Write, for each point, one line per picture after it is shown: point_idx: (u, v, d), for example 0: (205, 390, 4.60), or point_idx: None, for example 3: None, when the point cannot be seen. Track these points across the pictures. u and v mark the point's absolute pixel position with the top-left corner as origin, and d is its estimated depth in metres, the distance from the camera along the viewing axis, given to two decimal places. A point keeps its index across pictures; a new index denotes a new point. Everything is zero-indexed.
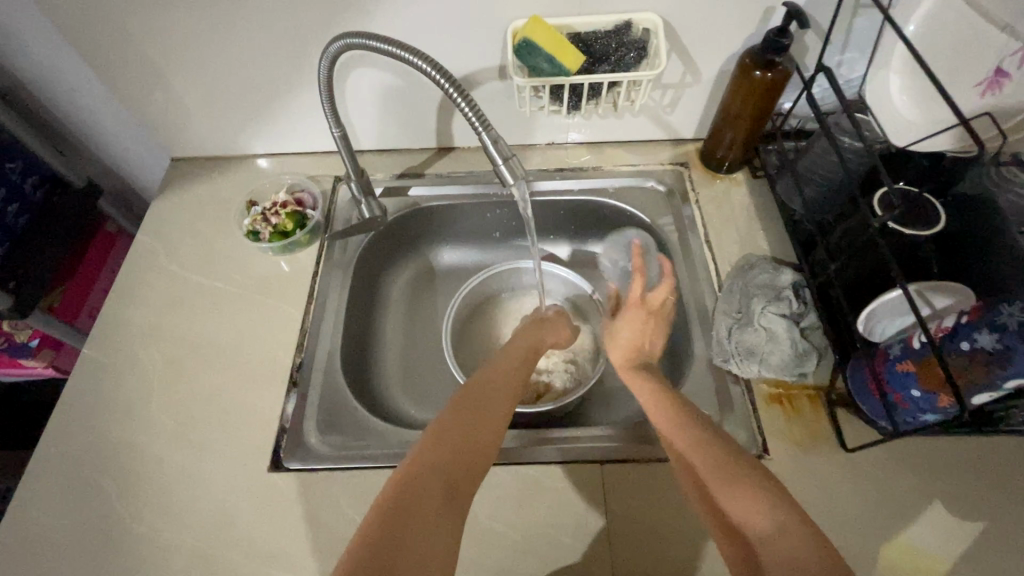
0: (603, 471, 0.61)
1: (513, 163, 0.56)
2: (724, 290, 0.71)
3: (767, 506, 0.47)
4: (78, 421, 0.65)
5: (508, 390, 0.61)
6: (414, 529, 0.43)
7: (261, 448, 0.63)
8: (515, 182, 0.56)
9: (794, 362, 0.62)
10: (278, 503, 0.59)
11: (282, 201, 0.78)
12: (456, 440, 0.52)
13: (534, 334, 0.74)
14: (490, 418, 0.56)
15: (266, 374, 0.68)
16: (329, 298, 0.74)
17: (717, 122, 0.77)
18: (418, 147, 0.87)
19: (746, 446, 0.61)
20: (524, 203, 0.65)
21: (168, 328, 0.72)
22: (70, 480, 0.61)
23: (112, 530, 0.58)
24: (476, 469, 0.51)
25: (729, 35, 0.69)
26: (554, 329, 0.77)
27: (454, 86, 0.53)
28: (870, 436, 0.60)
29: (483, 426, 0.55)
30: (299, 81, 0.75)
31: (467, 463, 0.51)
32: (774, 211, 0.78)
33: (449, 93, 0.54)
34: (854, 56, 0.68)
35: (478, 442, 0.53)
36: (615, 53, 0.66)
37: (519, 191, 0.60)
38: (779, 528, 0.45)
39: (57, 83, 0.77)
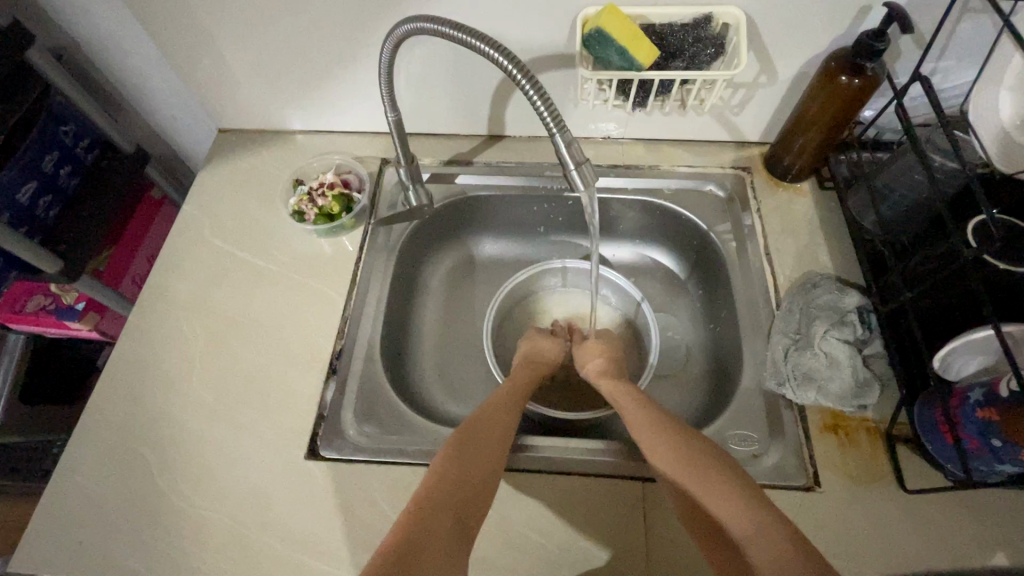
0: (644, 488, 0.59)
1: (586, 168, 0.53)
2: (781, 309, 0.67)
3: (744, 505, 0.48)
4: (122, 389, 0.65)
5: (511, 419, 0.62)
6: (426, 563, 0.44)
7: (298, 433, 0.62)
8: (586, 188, 0.54)
9: (852, 392, 0.59)
10: (315, 490, 0.59)
11: (329, 182, 0.76)
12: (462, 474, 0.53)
13: (538, 354, 0.75)
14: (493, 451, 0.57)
15: (306, 359, 0.67)
16: (370, 285, 0.73)
17: (787, 128, 0.73)
18: (468, 133, 0.84)
19: (795, 476, 0.58)
20: (591, 212, 0.61)
21: (211, 303, 0.71)
22: (113, 448, 0.62)
23: (151, 502, 0.59)
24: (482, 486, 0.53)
25: (817, 34, 0.64)
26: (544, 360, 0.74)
27: (539, 95, 0.49)
28: (931, 477, 0.57)
29: (494, 449, 0.57)
30: (354, 59, 0.72)
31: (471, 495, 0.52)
32: (841, 226, 0.73)
33: (512, 75, 0.50)
34: (952, 64, 0.62)
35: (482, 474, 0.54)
36: (690, 48, 0.61)
37: (586, 199, 0.58)
38: (762, 527, 0.46)
39: (110, 45, 0.75)
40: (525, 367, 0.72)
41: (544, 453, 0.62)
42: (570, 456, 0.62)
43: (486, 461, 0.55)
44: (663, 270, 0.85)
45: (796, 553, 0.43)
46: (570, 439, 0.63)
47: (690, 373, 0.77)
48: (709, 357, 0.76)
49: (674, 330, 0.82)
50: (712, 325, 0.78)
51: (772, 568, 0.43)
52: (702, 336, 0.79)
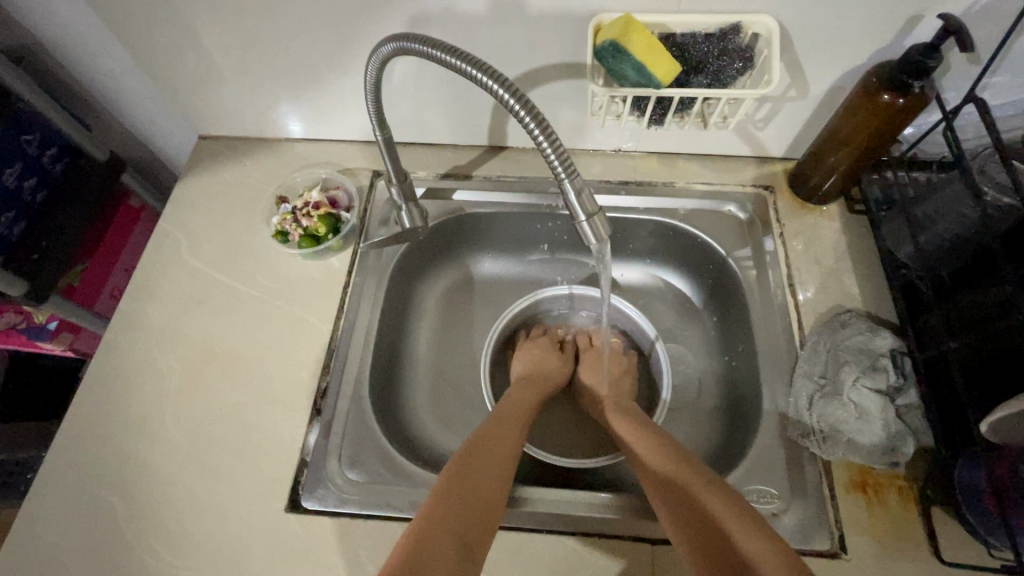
0: (654, 552, 0.54)
1: (597, 220, 0.46)
2: (806, 348, 0.61)
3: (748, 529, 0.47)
4: (90, 429, 0.61)
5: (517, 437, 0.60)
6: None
7: (278, 482, 0.57)
8: (600, 243, 0.48)
9: (884, 448, 0.54)
10: (295, 546, 0.54)
11: (315, 199, 0.70)
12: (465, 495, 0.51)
13: (536, 375, 0.72)
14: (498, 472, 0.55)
15: (288, 396, 0.62)
16: (359, 312, 0.67)
17: (818, 146, 0.66)
18: (467, 143, 0.78)
19: (819, 540, 0.53)
20: (603, 257, 0.54)
21: (187, 332, 0.66)
22: (78, 496, 0.57)
23: (117, 559, 0.54)
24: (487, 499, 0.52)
25: (856, 46, 0.57)
26: (550, 378, 0.72)
27: (535, 120, 0.42)
28: (971, 547, 0.51)
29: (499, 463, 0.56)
30: (341, 64, 0.66)
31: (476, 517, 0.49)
32: (872, 255, 0.67)
33: (502, 98, 0.43)
34: (1006, 82, 0.56)
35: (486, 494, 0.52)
36: (715, 62, 0.55)
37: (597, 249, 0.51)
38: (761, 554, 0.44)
39: (75, 46, 0.69)
40: (523, 388, 0.69)
41: (543, 507, 0.56)
42: (573, 511, 0.56)
43: (490, 482, 0.53)
44: (675, 293, 0.80)
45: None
46: (574, 491, 0.58)
47: (704, 409, 0.72)
48: (724, 393, 0.71)
49: (686, 360, 0.76)
50: (727, 358, 0.72)
51: None
52: (716, 368, 0.74)
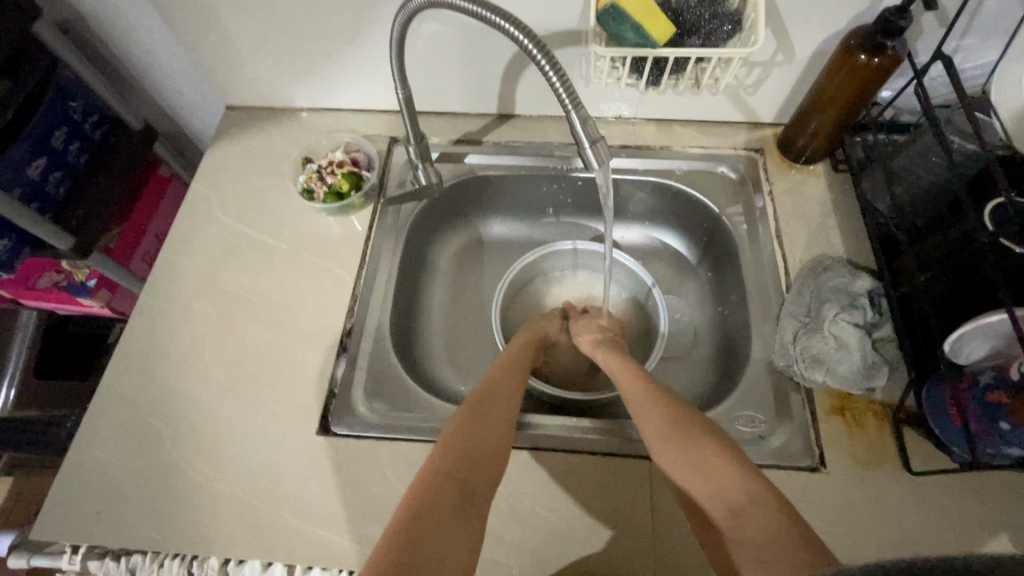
0: (652, 468, 0.59)
1: (600, 146, 0.52)
2: (791, 291, 0.67)
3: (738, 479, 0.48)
4: (137, 365, 0.66)
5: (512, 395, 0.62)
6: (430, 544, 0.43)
7: (310, 410, 0.63)
8: (601, 168, 0.53)
9: (861, 375, 0.59)
10: (327, 464, 0.60)
11: (338, 160, 0.75)
12: (465, 451, 0.53)
13: (534, 328, 0.74)
14: (498, 429, 0.57)
15: (315, 336, 0.68)
16: (380, 263, 0.73)
17: (802, 109, 0.72)
18: (478, 112, 0.83)
19: (801, 457, 0.59)
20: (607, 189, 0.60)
21: (222, 280, 0.72)
22: (127, 423, 0.63)
23: (165, 474, 0.60)
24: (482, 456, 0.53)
25: (836, 11, 0.63)
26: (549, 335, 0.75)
27: (552, 65, 0.48)
28: (938, 460, 0.57)
29: (491, 422, 0.57)
30: (363, 34, 0.71)
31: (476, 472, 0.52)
32: (854, 209, 0.72)
33: (525, 48, 0.49)
34: (975, 44, 0.61)
35: (485, 450, 0.54)
36: (707, 25, 0.60)
37: (600, 176, 0.57)
38: (753, 499, 0.46)
39: (116, 18, 0.74)
40: (520, 340, 0.72)
41: (550, 431, 0.63)
42: (577, 435, 0.62)
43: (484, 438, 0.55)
44: (672, 252, 0.85)
45: (783, 524, 0.44)
46: (577, 419, 0.64)
47: (699, 356, 0.77)
48: (718, 340, 0.76)
49: (682, 312, 0.82)
50: (720, 307, 0.78)
51: (767, 541, 0.43)
52: (711, 318, 0.79)
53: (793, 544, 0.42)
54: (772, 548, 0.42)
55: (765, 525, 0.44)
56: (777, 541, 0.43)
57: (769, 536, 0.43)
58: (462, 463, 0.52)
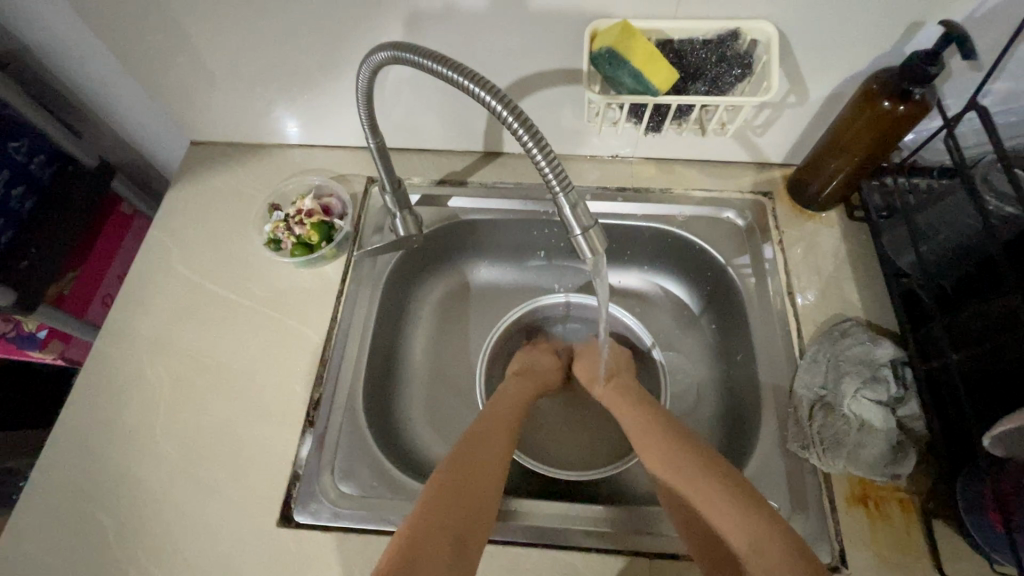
0: (652, 567, 0.53)
1: (593, 233, 0.45)
2: (805, 358, 0.61)
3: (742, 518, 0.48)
4: (79, 442, 0.59)
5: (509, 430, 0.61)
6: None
7: (271, 496, 0.56)
8: (595, 256, 0.46)
9: (886, 461, 0.53)
10: (288, 562, 0.53)
11: (308, 208, 0.68)
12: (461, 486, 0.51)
13: (537, 371, 0.72)
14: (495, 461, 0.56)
15: (279, 407, 0.61)
16: (353, 321, 0.67)
17: (817, 153, 0.65)
18: (463, 150, 0.77)
19: (820, 554, 0.52)
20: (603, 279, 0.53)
21: (178, 342, 0.65)
22: (66, 512, 0.56)
23: (106, 574, 0.53)
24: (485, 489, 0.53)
25: (856, 53, 0.56)
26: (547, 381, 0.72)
27: (530, 134, 0.41)
28: (975, 560, 0.51)
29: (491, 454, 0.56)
30: (332, 69, 0.65)
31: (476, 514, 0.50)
32: (872, 263, 0.66)
33: (494, 109, 0.42)
34: (1009, 88, 0.55)
35: (483, 491, 0.52)
36: (713, 69, 0.54)
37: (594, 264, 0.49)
38: (755, 545, 0.46)
39: (62, 52, 0.68)
40: (518, 380, 0.69)
41: (542, 522, 0.55)
42: (567, 524, 0.55)
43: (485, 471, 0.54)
44: (673, 300, 0.79)
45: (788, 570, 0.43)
46: (569, 504, 0.57)
47: (704, 418, 0.71)
48: (724, 402, 0.70)
49: (684, 368, 0.75)
50: (726, 366, 0.71)
51: None
52: (716, 376, 0.73)
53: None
54: None
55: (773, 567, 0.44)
56: None
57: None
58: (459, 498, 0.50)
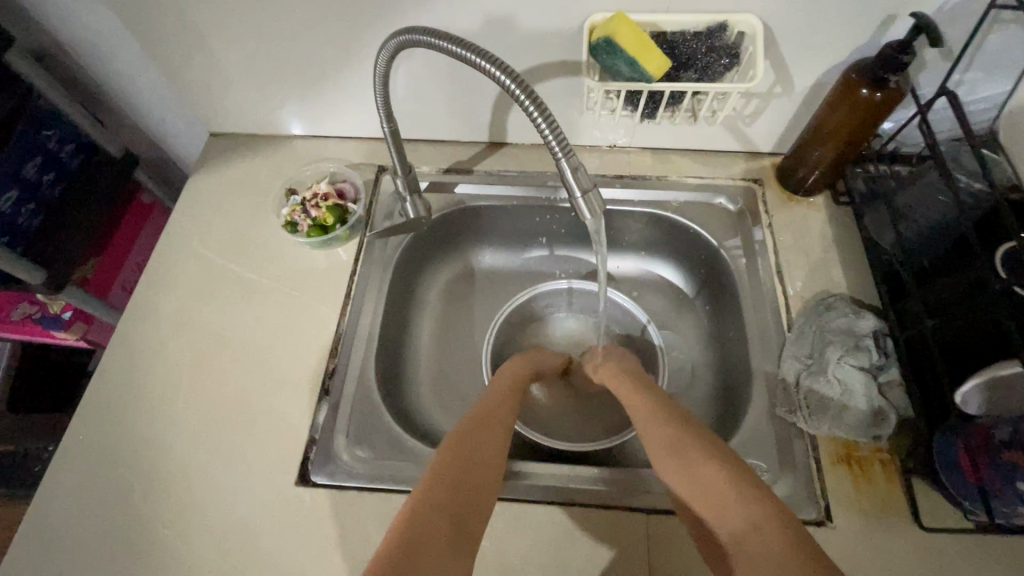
0: (649, 522, 0.56)
1: (593, 195, 0.49)
2: (793, 331, 0.64)
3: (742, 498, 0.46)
4: (107, 409, 0.63)
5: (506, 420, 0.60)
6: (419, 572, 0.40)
7: (289, 458, 0.60)
8: (594, 217, 0.50)
9: (868, 423, 0.57)
10: (305, 518, 0.57)
11: (323, 192, 0.73)
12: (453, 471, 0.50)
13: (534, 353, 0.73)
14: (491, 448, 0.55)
15: (297, 377, 0.65)
16: (365, 299, 0.70)
17: (803, 141, 0.70)
18: (469, 140, 0.81)
19: (807, 509, 0.56)
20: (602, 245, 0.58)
21: (200, 317, 0.69)
22: (95, 472, 0.60)
23: (134, 528, 0.56)
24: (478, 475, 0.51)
25: (836, 45, 0.61)
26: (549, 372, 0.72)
27: (539, 109, 0.45)
28: (952, 514, 0.54)
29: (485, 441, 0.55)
30: (348, 62, 0.69)
31: (474, 492, 0.50)
32: (856, 244, 0.70)
33: (508, 88, 0.46)
34: (978, 77, 0.59)
35: (478, 472, 0.51)
36: (703, 58, 0.58)
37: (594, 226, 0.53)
38: (753, 522, 0.44)
39: (93, 46, 0.72)
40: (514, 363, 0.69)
41: (546, 482, 0.59)
42: (569, 484, 0.59)
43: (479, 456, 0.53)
44: (669, 283, 0.83)
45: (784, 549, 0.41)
46: (571, 466, 0.60)
47: (699, 394, 0.74)
48: (718, 377, 0.74)
49: (679, 347, 0.79)
50: (719, 344, 0.75)
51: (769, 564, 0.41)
52: (710, 353, 0.76)
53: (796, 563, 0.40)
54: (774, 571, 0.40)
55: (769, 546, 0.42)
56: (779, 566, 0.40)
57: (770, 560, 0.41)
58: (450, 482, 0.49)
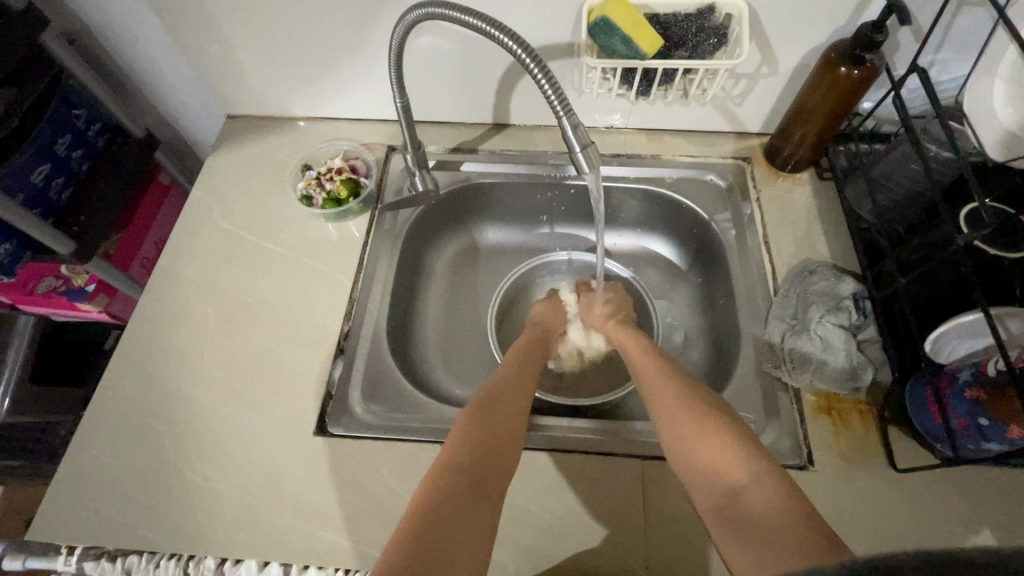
0: (644, 467, 0.60)
1: (591, 151, 0.54)
2: (778, 295, 0.69)
3: (744, 457, 0.50)
4: (136, 366, 0.67)
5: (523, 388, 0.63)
6: (453, 530, 0.45)
7: (307, 412, 0.64)
8: (591, 171, 0.55)
9: (846, 375, 0.61)
10: (323, 464, 0.61)
11: (337, 167, 0.77)
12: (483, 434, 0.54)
13: (539, 318, 0.78)
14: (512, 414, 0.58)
15: (313, 338, 0.69)
16: (377, 267, 0.75)
17: (788, 119, 0.74)
18: (474, 122, 0.85)
19: (789, 455, 0.60)
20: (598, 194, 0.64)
21: (222, 283, 0.73)
22: (125, 423, 0.63)
23: (165, 472, 0.61)
24: (501, 437, 0.55)
25: (817, 26, 0.65)
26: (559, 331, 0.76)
27: (545, 75, 0.51)
28: (923, 458, 0.58)
29: (507, 409, 0.58)
30: (361, 47, 0.74)
31: (496, 450, 0.53)
32: (838, 216, 0.75)
33: (519, 58, 0.51)
34: (949, 57, 0.64)
35: (502, 435, 0.55)
36: (694, 38, 0.63)
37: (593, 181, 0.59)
38: (755, 479, 0.48)
39: (120, 30, 0.76)
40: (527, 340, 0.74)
41: (550, 432, 0.63)
42: (569, 434, 0.63)
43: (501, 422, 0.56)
44: (663, 258, 0.87)
45: (783, 505, 0.46)
46: (570, 419, 0.66)
47: (692, 359, 0.79)
48: (709, 343, 0.78)
49: (673, 317, 0.84)
50: (710, 311, 0.80)
51: (768, 517, 0.46)
52: (702, 322, 0.81)
53: (795, 520, 0.45)
54: (772, 523, 0.45)
55: (768, 501, 0.47)
56: (779, 521, 0.45)
57: (769, 513, 0.46)
58: (479, 444, 0.53)
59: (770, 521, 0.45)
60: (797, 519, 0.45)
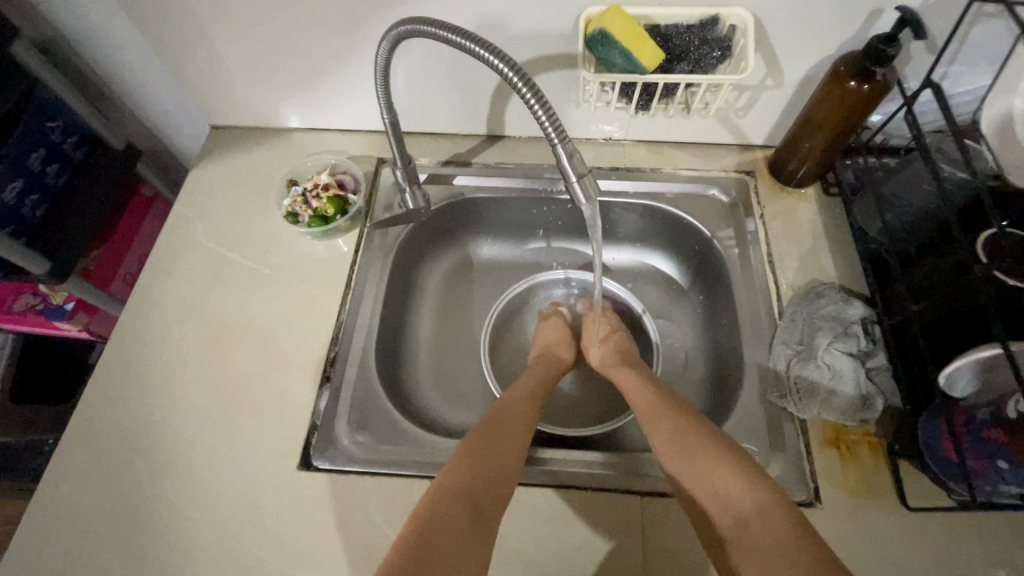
0: (644, 504, 0.57)
1: (587, 180, 0.52)
2: (784, 318, 0.66)
3: (749, 487, 0.48)
4: (112, 394, 0.64)
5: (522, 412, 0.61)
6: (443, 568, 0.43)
7: (291, 443, 0.61)
8: (589, 201, 0.53)
9: (856, 407, 0.58)
10: (307, 499, 0.58)
11: (323, 182, 0.74)
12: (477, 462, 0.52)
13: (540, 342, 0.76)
14: (510, 439, 0.56)
15: (298, 364, 0.66)
16: (366, 287, 0.72)
17: (793, 133, 0.71)
18: (467, 133, 0.82)
19: (796, 491, 0.57)
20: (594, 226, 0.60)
21: (203, 305, 0.70)
22: (100, 455, 0.61)
23: (141, 508, 0.58)
24: (498, 464, 0.53)
25: (826, 37, 0.62)
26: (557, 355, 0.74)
27: (536, 97, 0.47)
28: (935, 494, 0.56)
29: (504, 434, 0.56)
30: (348, 57, 0.70)
31: (493, 479, 0.51)
32: (846, 234, 0.72)
33: (509, 79, 0.48)
34: (964, 70, 0.61)
35: (499, 462, 0.53)
36: (696, 50, 0.60)
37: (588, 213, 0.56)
38: (760, 511, 0.46)
39: (95, 38, 0.73)
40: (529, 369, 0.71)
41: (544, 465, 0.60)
42: (567, 467, 0.60)
43: (497, 447, 0.54)
44: (663, 274, 0.84)
45: (791, 539, 0.44)
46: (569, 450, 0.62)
47: (693, 381, 0.76)
48: (711, 365, 0.75)
49: (673, 337, 0.81)
50: (712, 331, 0.77)
51: (777, 552, 0.43)
52: (704, 342, 0.78)
53: (803, 553, 0.42)
54: (781, 559, 0.43)
55: (775, 535, 0.44)
56: (788, 556, 0.43)
57: (777, 548, 0.43)
58: (473, 472, 0.51)
59: (779, 558, 0.43)
60: (805, 553, 0.42)
